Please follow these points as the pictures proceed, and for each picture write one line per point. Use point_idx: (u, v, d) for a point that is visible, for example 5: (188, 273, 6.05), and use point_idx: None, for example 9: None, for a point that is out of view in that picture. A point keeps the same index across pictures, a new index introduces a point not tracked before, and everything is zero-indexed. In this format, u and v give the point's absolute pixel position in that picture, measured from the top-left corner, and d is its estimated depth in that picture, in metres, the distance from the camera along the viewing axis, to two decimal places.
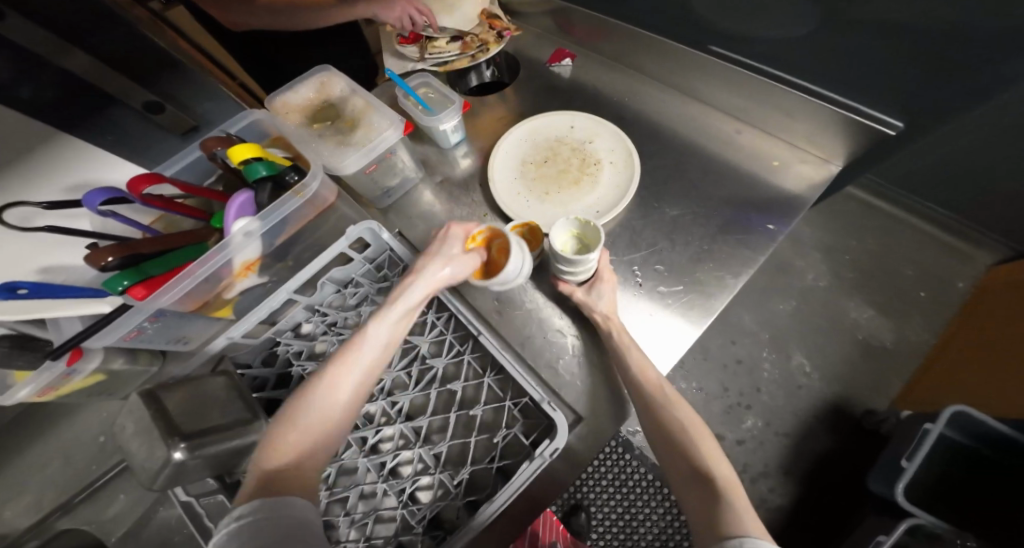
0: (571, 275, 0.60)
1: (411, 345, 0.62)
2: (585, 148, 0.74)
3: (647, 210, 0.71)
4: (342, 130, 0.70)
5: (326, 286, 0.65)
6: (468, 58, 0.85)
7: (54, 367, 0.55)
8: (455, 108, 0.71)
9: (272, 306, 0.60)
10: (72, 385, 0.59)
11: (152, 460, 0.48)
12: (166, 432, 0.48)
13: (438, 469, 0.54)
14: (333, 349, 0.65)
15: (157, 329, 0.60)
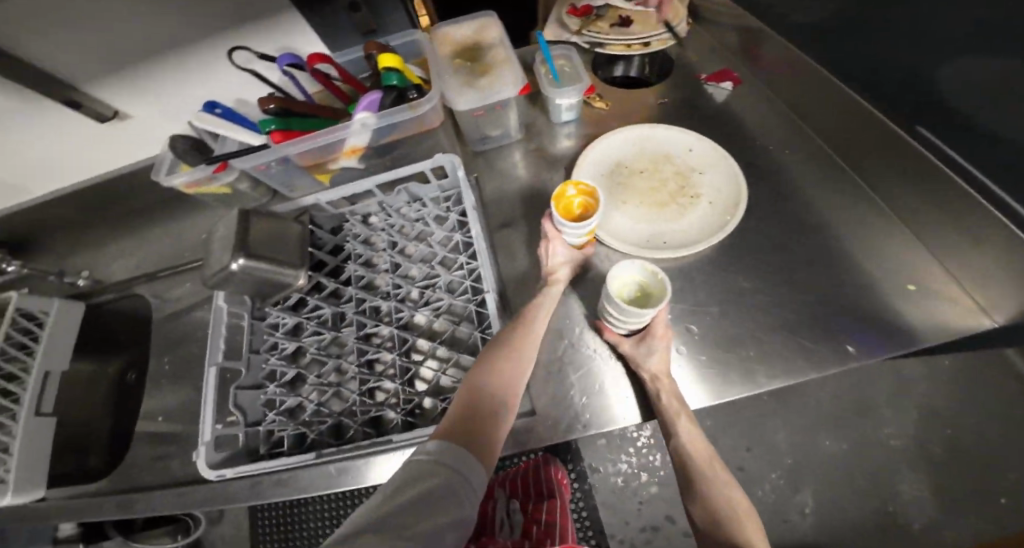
0: (619, 322, 0.56)
1: (435, 275, 0.68)
2: (691, 175, 0.69)
3: (720, 270, 0.64)
4: (473, 72, 0.69)
5: (402, 194, 0.70)
6: (622, 46, 0.75)
7: (204, 169, 0.66)
8: (576, 89, 0.68)
9: (356, 189, 0.69)
10: (209, 187, 0.70)
11: (217, 260, 0.59)
12: (237, 245, 0.58)
13: (401, 381, 0.61)
14: (382, 246, 0.71)
15: (279, 170, 0.70)
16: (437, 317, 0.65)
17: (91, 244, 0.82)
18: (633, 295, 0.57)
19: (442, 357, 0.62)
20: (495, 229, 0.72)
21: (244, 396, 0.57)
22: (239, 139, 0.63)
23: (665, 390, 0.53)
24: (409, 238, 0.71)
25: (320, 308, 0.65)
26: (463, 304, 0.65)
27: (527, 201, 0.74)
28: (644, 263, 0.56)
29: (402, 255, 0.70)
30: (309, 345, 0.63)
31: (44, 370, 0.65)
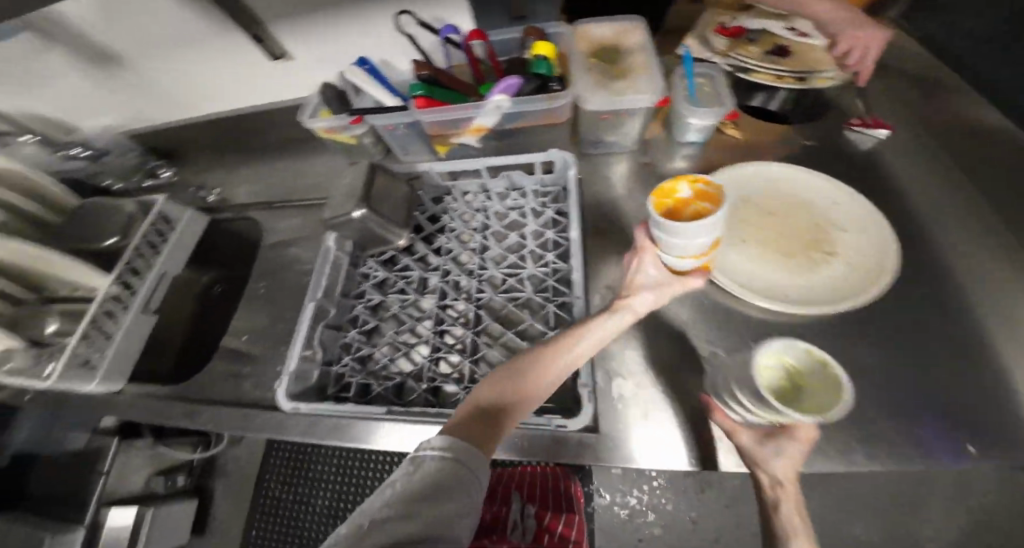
0: (750, 411, 0.43)
1: (520, 265, 0.66)
2: (832, 226, 0.59)
3: (839, 333, 0.55)
4: (609, 73, 0.62)
5: (506, 179, 0.71)
6: (771, 77, 0.67)
7: (343, 120, 0.70)
8: (717, 111, 0.62)
9: (466, 165, 0.71)
10: (341, 136, 0.75)
11: (338, 206, 0.62)
12: (360, 194, 0.61)
13: (468, 359, 0.60)
14: (474, 225, 0.71)
15: (405, 131, 0.73)
16: (513, 305, 0.63)
17: (224, 165, 0.90)
18: (775, 382, 0.44)
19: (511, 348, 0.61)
20: (589, 231, 0.69)
21: (328, 335, 0.61)
22: (378, 96, 0.69)
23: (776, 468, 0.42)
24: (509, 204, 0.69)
25: (409, 270, 0.68)
26: (543, 298, 0.62)
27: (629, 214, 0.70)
28: (808, 347, 0.43)
29: (493, 237, 0.69)
30: (392, 302, 0.66)
31: (162, 271, 0.72)
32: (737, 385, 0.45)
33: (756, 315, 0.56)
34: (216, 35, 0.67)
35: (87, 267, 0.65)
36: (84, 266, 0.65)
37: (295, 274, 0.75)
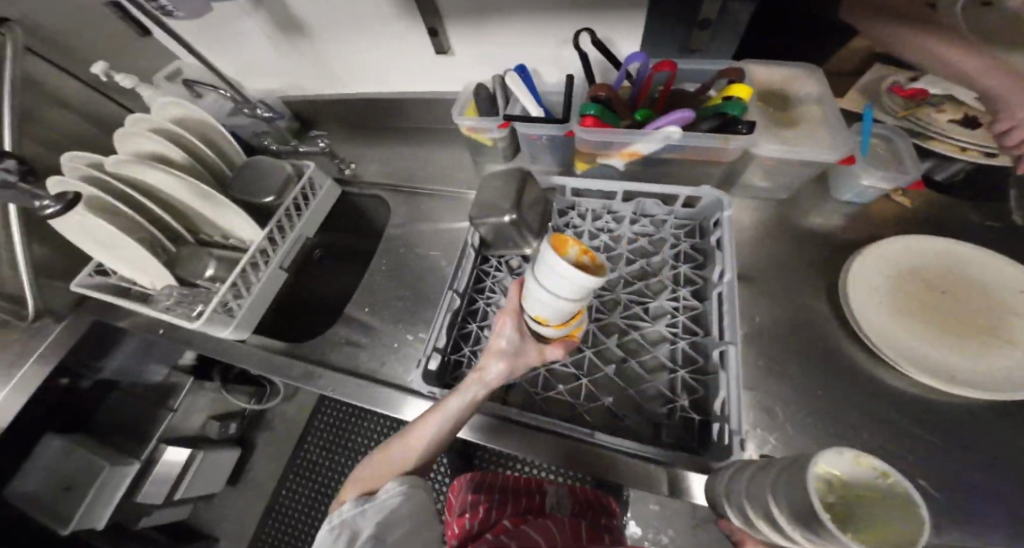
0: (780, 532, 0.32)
1: (643, 295, 0.63)
2: (1005, 311, 0.54)
3: (997, 425, 0.50)
4: (780, 121, 0.62)
5: (637, 205, 0.67)
6: (955, 147, 0.64)
7: (489, 122, 0.74)
8: (901, 176, 0.59)
9: (603, 187, 0.67)
10: (478, 136, 0.79)
11: (488, 207, 0.65)
12: (512, 199, 0.64)
13: (584, 376, 0.58)
14: (595, 245, 0.68)
15: (543, 143, 0.75)
16: (639, 332, 0.60)
17: (359, 144, 0.96)
18: (825, 493, 0.30)
19: (632, 371, 0.58)
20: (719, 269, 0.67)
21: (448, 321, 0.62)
22: (527, 107, 0.71)
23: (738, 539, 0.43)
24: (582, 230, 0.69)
25: (527, 275, 0.68)
26: (671, 333, 0.59)
27: (764, 258, 0.67)
28: (857, 452, 0.30)
29: (616, 260, 0.67)
30: (513, 303, 0.66)
31: (300, 234, 0.78)
32: (754, 506, 0.35)
33: (902, 386, 0.54)
34: (402, 21, 0.75)
35: (247, 221, 0.70)
36: (244, 221, 0.71)
37: (417, 257, 0.80)
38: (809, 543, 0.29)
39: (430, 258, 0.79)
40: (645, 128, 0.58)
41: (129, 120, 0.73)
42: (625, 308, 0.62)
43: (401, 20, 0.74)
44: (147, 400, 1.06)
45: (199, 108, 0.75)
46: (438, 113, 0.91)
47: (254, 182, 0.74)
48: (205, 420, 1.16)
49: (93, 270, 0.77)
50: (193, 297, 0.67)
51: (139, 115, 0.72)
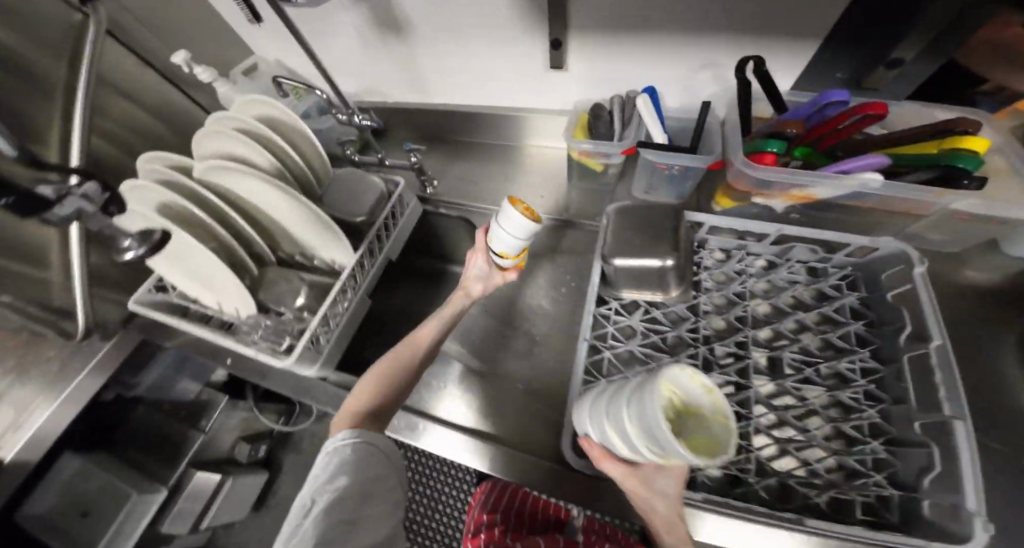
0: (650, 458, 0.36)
1: (807, 351, 0.58)
2: None
3: None
4: None
5: (790, 251, 0.61)
6: None
7: (610, 148, 0.66)
8: None
9: (757, 228, 0.60)
10: (589, 161, 0.71)
11: (635, 247, 0.57)
12: (669, 243, 0.56)
13: (757, 447, 0.52)
14: (738, 293, 0.62)
15: (668, 173, 0.68)
16: (811, 399, 0.54)
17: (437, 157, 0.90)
18: (671, 414, 0.35)
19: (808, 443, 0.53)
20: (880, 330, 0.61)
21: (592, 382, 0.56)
22: (656, 133, 0.64)
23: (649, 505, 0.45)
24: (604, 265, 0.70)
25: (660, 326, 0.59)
26: (852, 399, 0.55)
27: None
28: (693, 370, 0.35)
29: (767, 312, 0.61)
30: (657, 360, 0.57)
31: (387, 257, 0.71)
32: (609, 421, 0.41)
33: None
34: (520, 29, 0.67)
35: (340, 242, 0.66)
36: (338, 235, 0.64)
37: None
38: (652, 450, 0.34)
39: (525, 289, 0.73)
40: (829, 174, 0.51)
41: (213, 118, 0.70)
42: (791, 370, 0.56)
43: (520, 29, 0.67)
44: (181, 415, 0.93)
45: (290, 111, 0.73)
46: (530, 131, 0.85)
47: (345, 200, 0.68)
48: (236, 440, 1.01)
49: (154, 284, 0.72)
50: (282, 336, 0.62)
51: (223, 113, 0.67)
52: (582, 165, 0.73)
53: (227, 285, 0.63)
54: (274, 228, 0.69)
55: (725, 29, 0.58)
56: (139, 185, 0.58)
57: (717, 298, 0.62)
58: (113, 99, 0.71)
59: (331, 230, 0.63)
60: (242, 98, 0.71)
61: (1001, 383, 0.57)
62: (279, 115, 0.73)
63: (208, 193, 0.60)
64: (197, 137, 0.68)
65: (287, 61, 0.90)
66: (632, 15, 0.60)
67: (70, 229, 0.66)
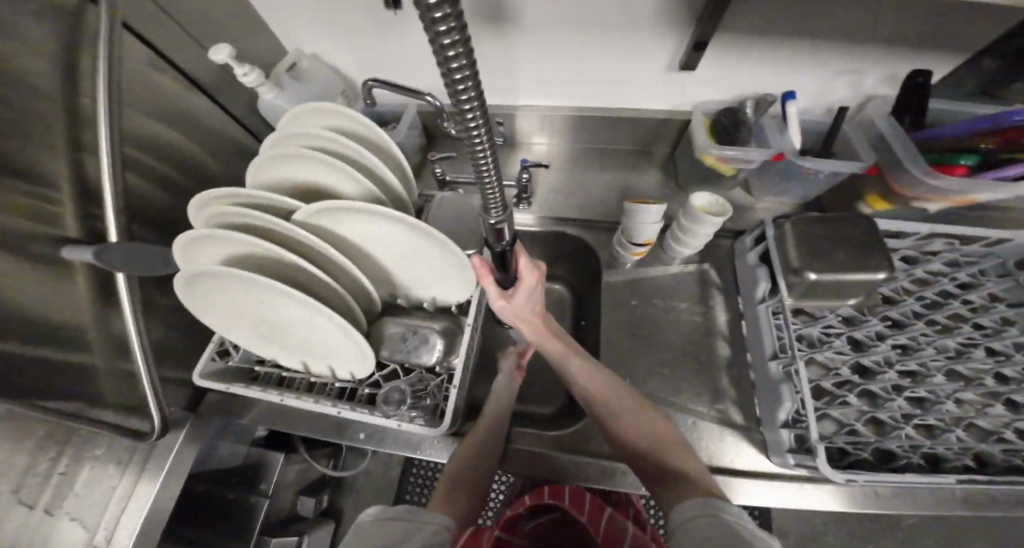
0: (681, 242, 0.68)
1: (958, 327, 0.62)
2: None
3: None
4: None
5: (938, 241, 0.63)
6: None
7: (759, 153, 0.62)
8: None
9: (915, 228, 0.62)
10: (723, 166, 0.66)
11: (819, 257, 0.56)
12: (860, 255, 0.55)
13: (959, 431, 0.57)
14: (907, 297, 0.64)
15: (812, 179, 0.65)
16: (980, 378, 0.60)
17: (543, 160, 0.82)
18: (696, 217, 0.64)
19: (1003, 418, 0.57)
20: None
21: (782, 390, 0.58)
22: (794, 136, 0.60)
23: (603, 389, 0.58)
24: (725, 264, 0.72)
25: (832, 335, 0.63)
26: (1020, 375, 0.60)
27: None
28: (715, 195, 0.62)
29: (927, 305, 0.64)
30: (841, 363, 0.62)
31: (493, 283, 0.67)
32: (680, 244, 0.68)
33: None
34: (653, 28, 0.61)
35: (461, 280, 0.60)
36: (461, 276, 0.59)
37: (661, 311, 0.72)
38: (688, 238, 0.66)
39: (668, 309, 0.72)
40: (1007, 176, 0.51)
41: (271, 138, 0.55)
42: (960, 356, 0.61)
43: (657, 26, 0.60)
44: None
45: (360, 115, 0.56)
46: (620, 134, 0.79)
47: (456, 231, 0.66)
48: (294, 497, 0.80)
49: (215, 350, 0.60)
50: (418, 402, 0.56)
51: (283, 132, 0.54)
52: (709, 170, 0.69)
53: (341, 348, 0.55)
54: (370, 272, 0.60)
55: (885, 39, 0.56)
56: (224, 237, 0.47)
57: (887, 303, 0.65)
58: (129, 116, 0.51)
59: (464, 273, 0.58)
60: (302, 106, 0.56)
61: None
62: (349, 124, 0.58)
63: (311, 239, 0.48)
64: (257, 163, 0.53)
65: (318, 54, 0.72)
66: (793, 19, 0.55)
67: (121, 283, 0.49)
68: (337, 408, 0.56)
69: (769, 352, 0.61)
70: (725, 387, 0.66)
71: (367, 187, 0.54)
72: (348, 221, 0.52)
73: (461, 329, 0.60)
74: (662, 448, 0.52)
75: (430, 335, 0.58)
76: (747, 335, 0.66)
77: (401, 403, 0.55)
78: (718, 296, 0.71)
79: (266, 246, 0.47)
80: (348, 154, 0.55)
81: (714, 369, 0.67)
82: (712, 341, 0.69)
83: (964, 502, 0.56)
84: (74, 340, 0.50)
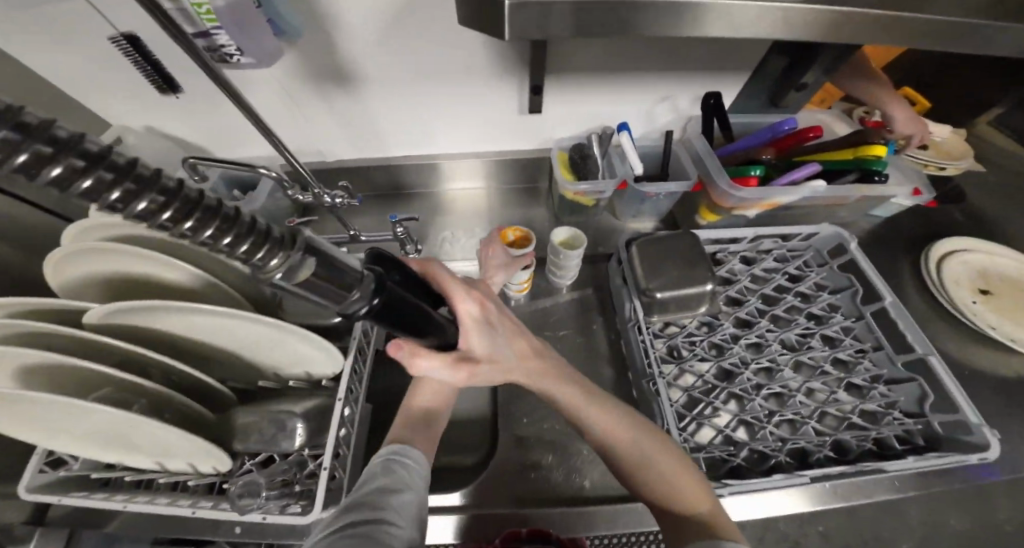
0: (556, 274, 0.70)
1: (793, 320, 0.71)
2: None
3: None
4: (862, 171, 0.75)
5: (762, 241, 0.72)
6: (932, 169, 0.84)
7: (607, 185, 0.66)
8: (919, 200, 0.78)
9: (741, 234, 0.71)
10: (581, 198, 0.70)
11: (662, 274, 0.59)
12: (698, 267, 0.60)
13: (809, 420, 0.64)
14: (749, 298, 0.71)
15: (658, 201, 0.70)
16: (818, 363, 0.68)
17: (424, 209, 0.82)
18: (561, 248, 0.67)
19: (848, 403, 0.65)
20: (851, 301, 0.72)
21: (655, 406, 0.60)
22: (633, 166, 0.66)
23: (620, 436, 0.51)
24: (602, 286, 0.76)
25: (694, 342, 0.68)
26: (849, 355, 0.69)
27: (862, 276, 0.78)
28: (572, 228, 0.66)
29: (769, 302, 0.72)
30: (709, 372, 0.67)
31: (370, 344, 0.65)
32: (554, 274, 0.71)
33: (986, 369, 0.71)
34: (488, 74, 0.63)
35: (322, 354, 0.57)
36: (323, 352, 0.57)
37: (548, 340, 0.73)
38: (559, 273, 0.69)
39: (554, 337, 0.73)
40: (791, 181, 0.60)
41: (73, 230, 0.49)
42: (799, 346, 0.69)
43: (490, 72, 0.63)
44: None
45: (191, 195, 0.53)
46: (493, 173, 0.81)
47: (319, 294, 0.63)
48: None
49: (44, 460, 0.52)
50: (287, 488, 0.53)
51: (94, 220, 0.49)
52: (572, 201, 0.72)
53: (186, 444, 0.51)
54: (222, 355, 0.56)
55: (686, 72, 0.63)
56: (5, 353, 0.41)
57: (736, 309, 0.71)
58: None
59: (324, 346, 0.56)
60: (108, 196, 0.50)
61: (921, 313, 0.76)
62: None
63: (120, 344, 0.44)
64: (53, 261, 0.46)
65: (158, 128, 0.69)
66: (610, 64, 0.61)
67: None
68: (193, 508, 0.52)
69: (640, 369, 0.64)
70: None
71: (199, 271, 0.50)
72: (166, 314, 0.48)
73: (333, 406, 0.58)
74: (673, 492, 0.47)
75: (292, 421, 0.55)
76: (625, 354, 0.68)
77: (260, 495, 0.50)
78: (599, 320, 0.74)
79: (58, 358, 0.42)
80: (167, 240, 0.51)
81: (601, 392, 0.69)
82: (599, 365, 0.71)
83: (832, 488, 0.60)
84: None
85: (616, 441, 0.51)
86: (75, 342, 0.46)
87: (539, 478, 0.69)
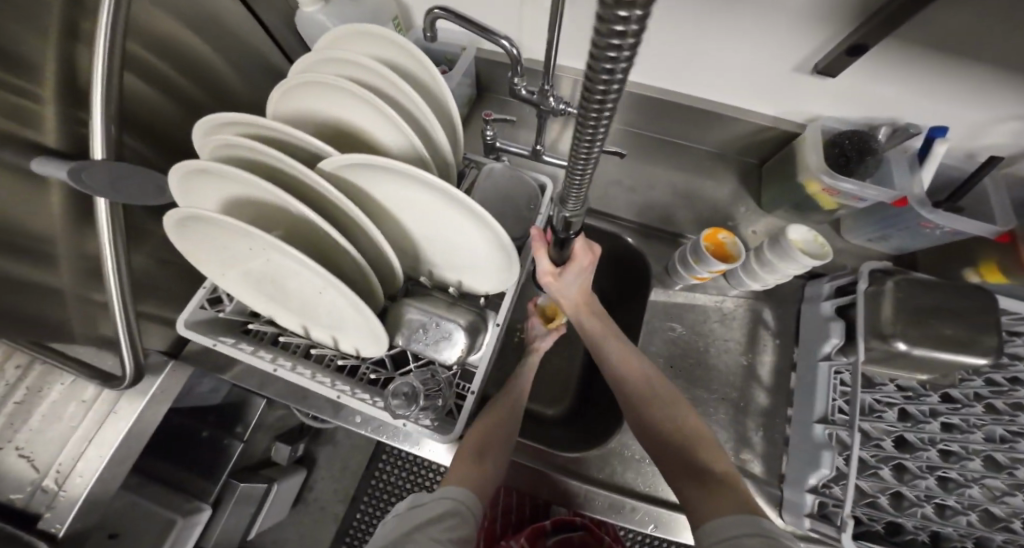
0: (754, 278, 0.61)
1: None
2: None
3: None
4: None
5: None
6: None
7: (877, 196, 0.53)
8: None
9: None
10: (825, 198, 0.58)
11: (902, 331, 0.49)
12: (953, 340, 0.48)
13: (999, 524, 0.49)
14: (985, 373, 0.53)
15: (918, 232, 0.56)
16: None
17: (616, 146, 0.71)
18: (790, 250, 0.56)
19: None
20: None
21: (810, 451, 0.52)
22: (919, 184, 0.53)
23: (636, 372, 0.55)
24: (788, 305, 0.65)
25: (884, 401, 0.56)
26: None
27: None
28: (814, 232, 0.55)
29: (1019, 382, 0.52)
30: (885, 434, 0.55)
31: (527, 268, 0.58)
32: (750, 276, 0.61)
33: None
34: (787, 25, 0.49)
35: (501, 271, 0.51)
36: (495, 271, 0.52)
37: (707, 340, 0.65)
38: (764, 278, 0.59)
39: (714, 341, 0.65)
40: None
41: (301, 64, 0.47)
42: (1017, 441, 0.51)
43: (788, 22, 0.48)
44: (221, 426, 0.81)
45: (417, 50, 0.46)
46: (701, 129, 0.67)
47: (498, 207, 0.56)
48: (271, 442, 0.94)
49: (205, 297, 0.52)
50: (432, 400, 0.50)
51: (323, 56, 0.46)
52: (808, 199, 0.60)
53: (346, 322, 0.48)
54: (398, 237, 0.53)
55: None
56: (227, 176, 0.40)
57: (960, 377, 0.55)
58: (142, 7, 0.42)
59: (506, 259, 0.49)
60: (339, 29, 0.47)
61: None
62: (393, 58, 0.48)
63: (336, 195, 0.42)
64: (276, 91, 0.46)
65: None
66: (988, 48, 0.43)
67: (100, 205, 0.41)
68: (337, 392, 0.49)
69: (817, 413, 0.55)
70: (756, 440, 0.60)
71: (413, 138, 0.45)
72: (370, 174, 0.44)
73: (487, 328, 0.53)
74: (692, 443, 0.49)
75: (454, 331, 0.51)
76: (796, 388, 0.60)
77: (412, 403, 0.48)
78: (770, 339, 0.64)
79: (272, 192, 0.40)
80: (389, 94, 0.46)
81: (745, 416, 0.61)
82: (751, 387, 0.62)
83: None
84: (42, 251, 0.43)
85: (631, 390, 0.54)
86: (281, 182, 0.44)
87: (651, 473, 0.60)
